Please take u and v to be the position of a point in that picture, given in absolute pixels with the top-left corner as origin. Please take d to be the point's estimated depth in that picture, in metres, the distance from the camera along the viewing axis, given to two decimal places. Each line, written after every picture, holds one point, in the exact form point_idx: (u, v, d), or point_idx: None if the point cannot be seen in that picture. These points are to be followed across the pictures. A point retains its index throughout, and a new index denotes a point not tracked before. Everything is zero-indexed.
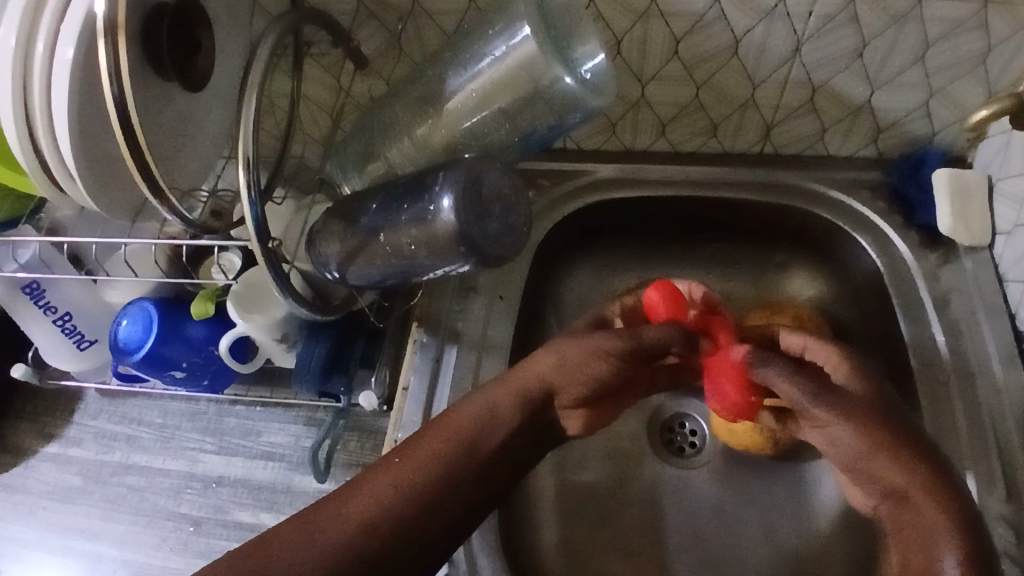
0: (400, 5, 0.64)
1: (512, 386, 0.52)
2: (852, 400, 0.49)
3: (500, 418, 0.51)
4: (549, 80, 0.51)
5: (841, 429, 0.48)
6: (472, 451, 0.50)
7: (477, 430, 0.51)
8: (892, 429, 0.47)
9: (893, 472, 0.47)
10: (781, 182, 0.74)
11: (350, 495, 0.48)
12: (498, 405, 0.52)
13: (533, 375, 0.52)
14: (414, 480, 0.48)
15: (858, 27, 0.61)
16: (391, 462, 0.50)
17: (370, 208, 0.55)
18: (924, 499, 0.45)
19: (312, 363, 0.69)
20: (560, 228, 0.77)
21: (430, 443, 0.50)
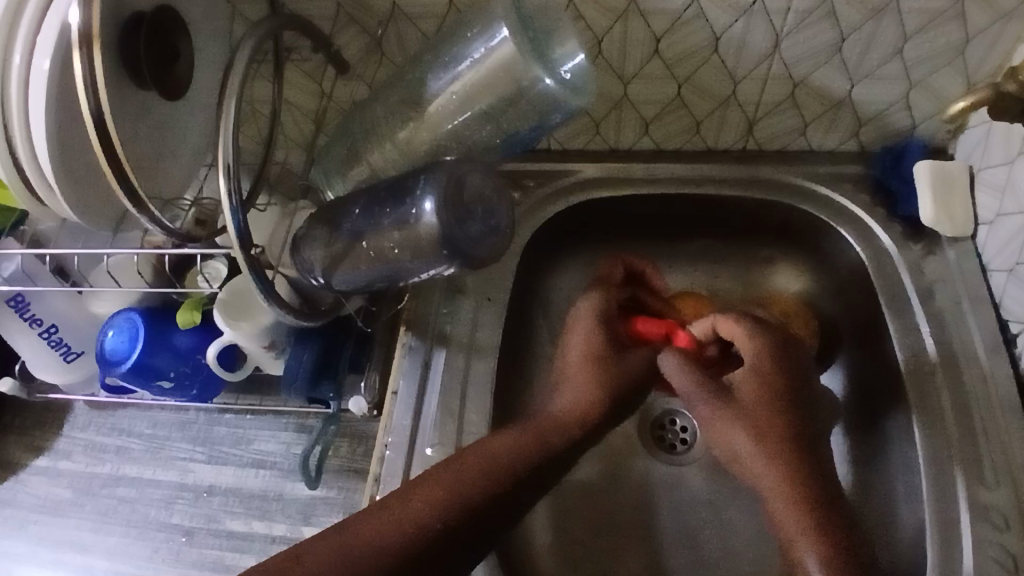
0: (380, 8, 0.64)
1: (559, 417, 0.56)
2: (743, 412, 0.57)
3: (548, 442, 0.54)
4: (530, 82, 0.51)
5: (733, 439, 0.56)
6: (526, 469, 0.52)
7: (530, 448, 0.53)
8: (773, 441, 0.55)
9: (770, 482, 0.54)
10: (764, 178, 0.75)
11: (400, 508, 0.48)
12: (552, 428, 0.55)
13: (573, 403, 0.57)
14: (459, 507, 0.49)
15: (836, 21, 0.62)
16: (444, 475, 0.51)
17: (353, 212, 0.55)
18: (795, 509, 0.53)
19: (301, 370, 0.68)
20: (547, 229, 0.77)
21: (484, 457, 0.52)
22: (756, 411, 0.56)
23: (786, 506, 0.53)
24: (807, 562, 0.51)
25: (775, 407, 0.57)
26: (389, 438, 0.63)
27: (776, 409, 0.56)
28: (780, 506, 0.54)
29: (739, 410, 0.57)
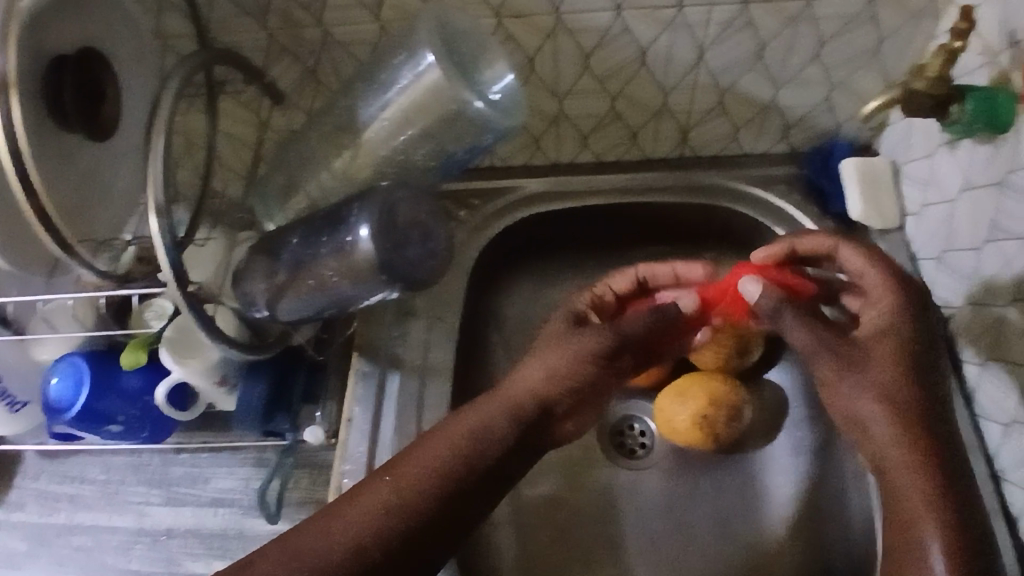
0: (312, 37, 0.65)
1: (506, 403, 0.56)
2: (885, 384, 0.54)
3: (493, 431, 0.54)
4: (459, 105, 0.52)
5: (872, 411, 0.54)
6: (463, 468, 0.53)
7: (463, 452, 0.54)
8: (909, 418, 0.53)
9: (896, 459, 0.52)
10: (701, 183, 0.77)
11: (332, 531, 0.50)
12: (488, 423, 0.55)
13: (523, 394, 0.56)
14: (403, 500, 0.51)
15: (755, 31, 0.64)
16: (372, 495, 0.52)
17: (290, 242, 0.55)
18: (925, 487, 0.51)
19: (252, 404, 0.68)
20: (495, 245, 0.78)
21: (415, 473, 0.52)
22: (906, 384, 0.54)
23: (912, 484, 0.51)
24: (928, 540, 0.49)
25: (919, 381, 0.54)
26: (346, 466, 0.63)
27: (913, 381, 0.54)
28: (908, 481, 0.51)
29: (885, 380, 0.54)
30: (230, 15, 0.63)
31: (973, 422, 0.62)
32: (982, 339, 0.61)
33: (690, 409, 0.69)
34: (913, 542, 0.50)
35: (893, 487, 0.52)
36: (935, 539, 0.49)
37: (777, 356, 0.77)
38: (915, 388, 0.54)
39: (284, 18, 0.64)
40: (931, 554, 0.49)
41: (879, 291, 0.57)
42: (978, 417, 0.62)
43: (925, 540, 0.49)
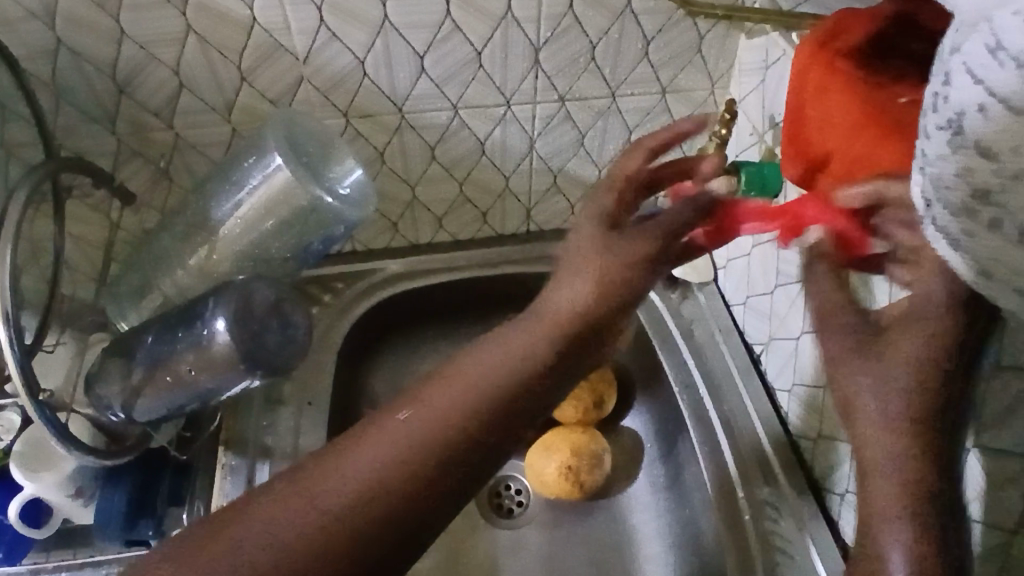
0: (162, 141, 0.68)
1: (423, 403, 0.35)
2: (903, 411, 0.33)
3: (403, 449, 0.34)
4: (311, 200, 0.56)
5: (886, 435, 0.33)
6: (360, 506, 0.33)
7: (361, 483, 0.34)
8: (912, 460, 0.32)
9: (868, 489, 0.33)
10: (548, 254, 0.86)
11: (160, 569, 0.33)
12: (399, 440, 0.35)
13: (456, 389, 0.36)
14: (266, 556, 0.32)
15: (574, 123, 0.75)
16: (207, 555, 0.32)
17: (146, 341, 0.56)
18: (914, 544, 0.32)
19: (113, 512, 0.65)
20: (361, 325, 0.81)
21: (283, 516, 0.33)
22: (922, 404, 0.33)
23: (904, 535, 0.32)
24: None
25: (943, 413, 0.33)
26: None
27: (928, 401, 0.33)
28: (889, 531, 0.32)
29: (922, 410, 0.32)
30: (78, 122, 0.65)
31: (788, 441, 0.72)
32: (786, 368, 0.72)
33: (556, 460, 0.75)
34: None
35: (871, 516, 0.33)
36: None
37: (629, 404, 0.84)
38: (948, 410, 0.33)
39: (133, 125, 0.66)
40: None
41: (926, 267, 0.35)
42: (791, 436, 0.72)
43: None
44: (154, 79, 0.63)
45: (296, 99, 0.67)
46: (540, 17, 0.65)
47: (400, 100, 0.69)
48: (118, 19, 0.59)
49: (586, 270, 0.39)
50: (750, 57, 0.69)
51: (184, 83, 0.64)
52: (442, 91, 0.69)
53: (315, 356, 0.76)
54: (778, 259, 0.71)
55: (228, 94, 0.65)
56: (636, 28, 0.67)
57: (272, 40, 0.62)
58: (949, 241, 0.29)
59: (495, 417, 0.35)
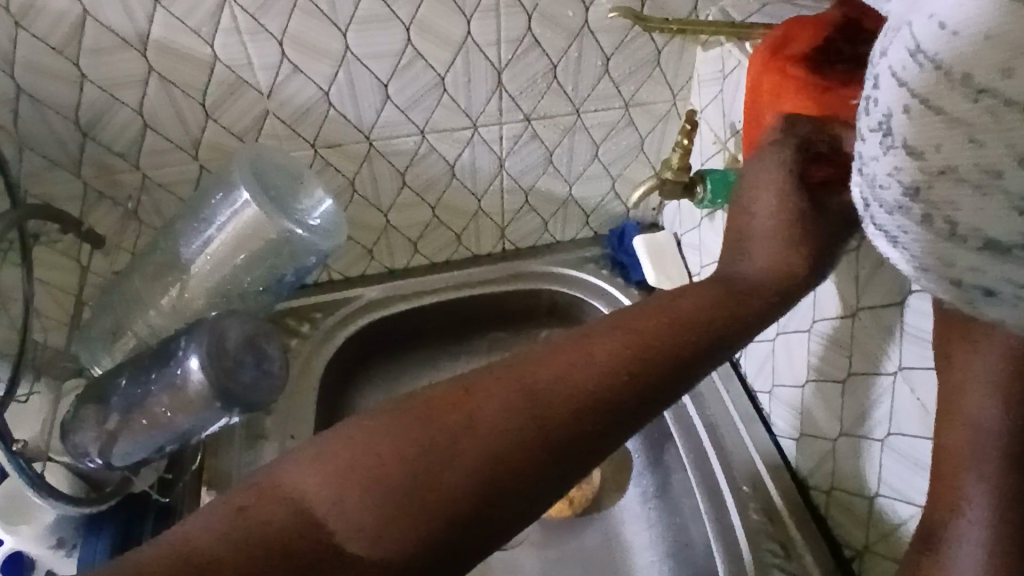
0: (130, 181, 0.68)
1: (635, 326, 0.44)
2: (1005, 400, 0.40)
3: (618, 367, 0.42)
4: (281, 233, 0.56)
5: (992, 416, 0.41)
6: (582, 404, 0.41)
7: (585, 385, 0.41)
8: (1011, 441, 0.40)
9: (960, 453, 0.42)
10: (524, 271, 0.87)
11: (385, 441, 0.39)
12: (618, 354, 0.43)
13: (674, 314, 0.45)
14: (493, 430, 0.40)
15: (541, 141, 0.76)
16: (444, 424, 0.40)
17: (119, 384, 0.55)
18: (1000, 495, 0.40)
19: (94, 564, 0.63)
20: (341, 354, 0.81)
21: (503, 397, 0.41)
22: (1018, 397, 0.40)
23: (993, 487, 0.40)
24: (961, 552, 0.40)
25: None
26: None
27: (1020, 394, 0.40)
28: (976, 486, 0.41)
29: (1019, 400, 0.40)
30: (43, 169, 0.65)
31: (772, 441, 0.73)
32: (765, 369, 0.73)
33: None
34: (942, 539, 0.42)
35: (954, 449, 0.43)
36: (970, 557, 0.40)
37: None
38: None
39: (99, 167, 0.66)
40: (960, 549, 0.41)
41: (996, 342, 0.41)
42: (776, 437, 0.72)
43: (956, 544, 0.41)
44: (117, 122, 0.63)
45: (263, 133, 0.67)
46: (500, 40, 0.66)
47: (367, 128, 0.70)
48: (77, 64, 0.59)
49: (761, 247, 0.46)
50: (708, 68, 0.71)
51: (148, 124, 0.64)
52: (408, 117, 0.70)
53: (295, 389, 0.75)
54: None
55: (193, 132, 0.66)
56: (595, 46, 0.68)
57: (234, 76, 0.62)
58: (888, 239, 0.31)
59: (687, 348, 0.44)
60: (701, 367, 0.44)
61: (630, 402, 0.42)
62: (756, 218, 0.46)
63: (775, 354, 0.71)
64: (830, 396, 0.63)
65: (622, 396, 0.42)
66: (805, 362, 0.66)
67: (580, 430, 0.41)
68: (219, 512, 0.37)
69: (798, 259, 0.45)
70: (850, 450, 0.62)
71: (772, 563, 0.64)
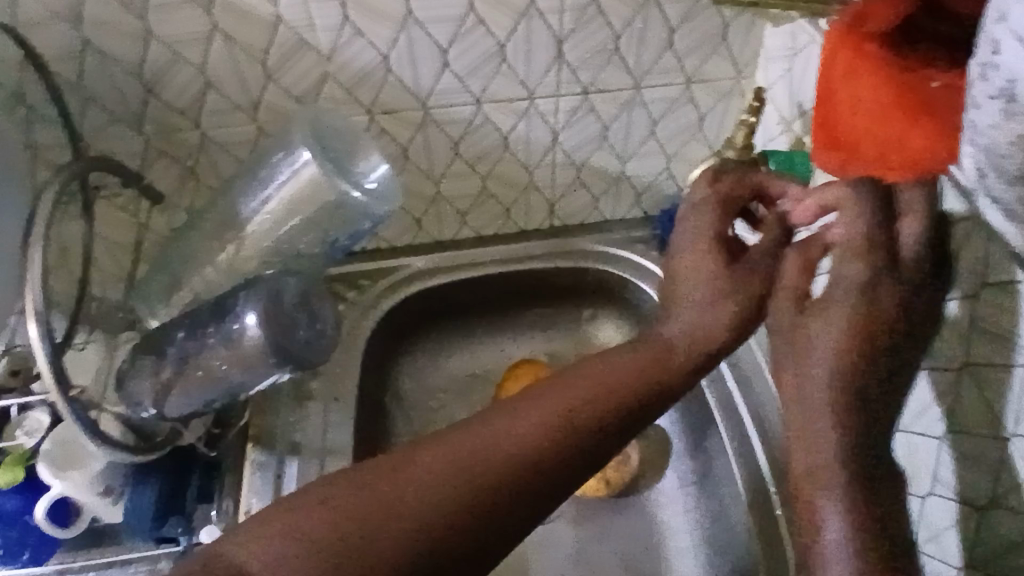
0: (189, 140, 0.69)
1: (564, 395, 0.42)
2: (844, 404, 0.39)
3: (551, 432, 0.41)
4: (338, 196, 0.57)
5: (827, 428, 0.39)
6: (517, 473, 0.40)
7: (515, 451, 0.40)
8: (845, 426, 0.39)
9: (807, 464, 0.39)
10: (571, 248, 0.86)
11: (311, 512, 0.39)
12: (554, 420, 0.41)
13: (603, 378, 0.44)
14: (422, 498, 0.39)
15: (598, 115, 0.74)
16: (375, 487, 0.39)
17: (176, 337, 0.56)
18: (852, 510, 0.38)
19: (144, 511, 0.68)
20: (386, 322, 0.82)
21: (430, 460, 0.40)
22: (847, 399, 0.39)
23: (841, 509, 0.38)
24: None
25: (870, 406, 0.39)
26: None
27: (878, 362, 0.40)
28: (827, 509, 0.38)
29: (855, 399, 0.39)
30: (106, 124, 0.66)
31: (821, 433, 0.71)
32: None
33: None
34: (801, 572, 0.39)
35: (808, 460, 0.39)
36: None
37: None
38: (861, 403, 0.39)
39: (161, 124, 0.67)
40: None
41: (849, 261, 0.41)
42: None
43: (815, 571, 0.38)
44: (180, 80, 0.64)
45: (321, 97, 0.67)
46: (564, 8, 0.64)
47: (423, 96, 0.69)
48: (145, 19, 0.59)
49: (703, 296, 0.46)
50: (776, 44, 0.68)
51: (210, 83, 0.64)
52: (465, 85, 0.69)
53: (341, 355, 0.76)
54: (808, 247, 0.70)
55: (253, 93, 0.66)
56: (660, 16, 0.66)
57: (296, 37, 0.62)
58: (1000, 205, 0.30)
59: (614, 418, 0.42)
60: (622, 434, 0.43)
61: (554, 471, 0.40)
62: (680, 277, 0.47)
63: None
64: None
65: (555, 465, 0.40)
66: None
67: (510, 505, 0.39)
68: (190, 562, 0.39)
69: (719, 317, 0.45)
70: (904, 447, 0.60)
71: None
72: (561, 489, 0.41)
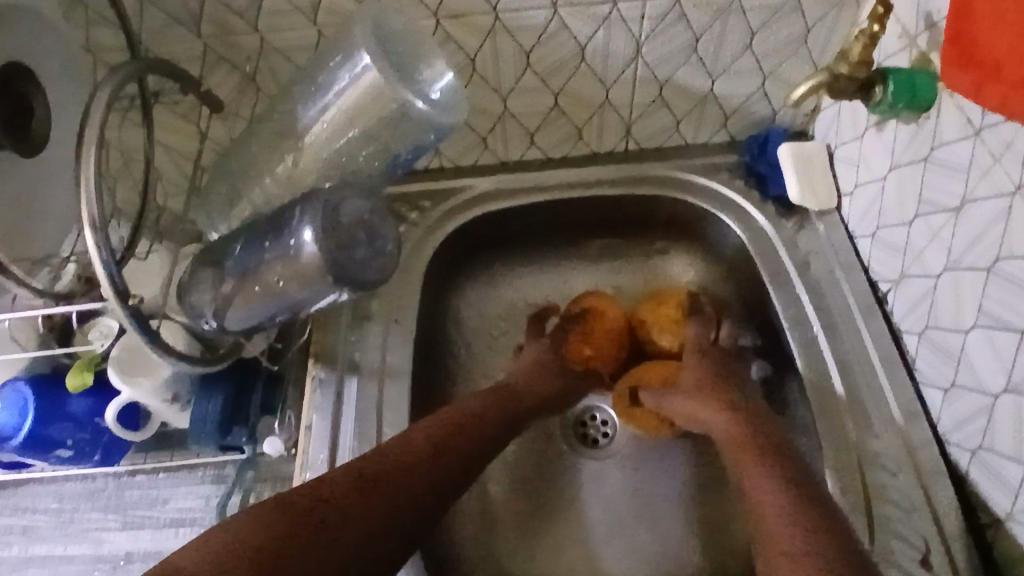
0: (249, 44, 0.65)
1: (451, 412, 0.64)
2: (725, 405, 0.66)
3: (447, 432, 0.62)
4: (401, 103, 0.51)
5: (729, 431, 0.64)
6: (430, 459, 0.59)
7: (432, 445, 0.60)
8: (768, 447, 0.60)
9: (750, 462, 0.59)
10: (647, 174, 0.79)
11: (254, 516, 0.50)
12: (446, 425, 0.62)
13: (468, 409, 0.66)
14: (365, 489, 0.54)
15: (688, 24, 0.66)
16: (321, 487, 0.53)
17: (234, 251, 0.55)
18: (761, 459, 0.58)
19: (208, 418, 0.68)
20: (447, 245, 0.79)
21: (306, 485, 0.53)
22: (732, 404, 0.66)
23: (759, 462, 0.58)
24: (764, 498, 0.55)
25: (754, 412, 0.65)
26: (307, 474, 0.63)
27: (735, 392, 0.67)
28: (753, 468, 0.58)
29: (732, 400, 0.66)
30: (165, 26, 0.63)
31: (914, 388, 0.64)
32: (918, 307, 0.64)
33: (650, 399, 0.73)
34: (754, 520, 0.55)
35: (744, 463, 0.59)
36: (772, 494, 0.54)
37: None
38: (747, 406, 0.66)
39: (221, 25, 0.64)
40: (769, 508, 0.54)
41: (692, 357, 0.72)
42: (918, 383, 0.64)
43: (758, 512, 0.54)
44: None
45: None
46: None
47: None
48: None
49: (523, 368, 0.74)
50: None
51: None
52: None
53: (401, 276, 0.74)
54: (923, 182, 0.61)
55: None
56: None
57: None
58: None
59: (483, 418, 0.66)
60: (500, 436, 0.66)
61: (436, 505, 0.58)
62: (520, 368, 0.74)
63: (935, 291, 0.61)
64: (999, 345, 0.54)
65: (445, 450, 0.60)
66: (974, 308, 0.56)
67: (429, 485, 0.58)
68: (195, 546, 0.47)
69: (518, 378, 0.72)
70: (1013, 410, 0.53)
71: (893, 516, 0.58)
72: (454, 465, 0.61)
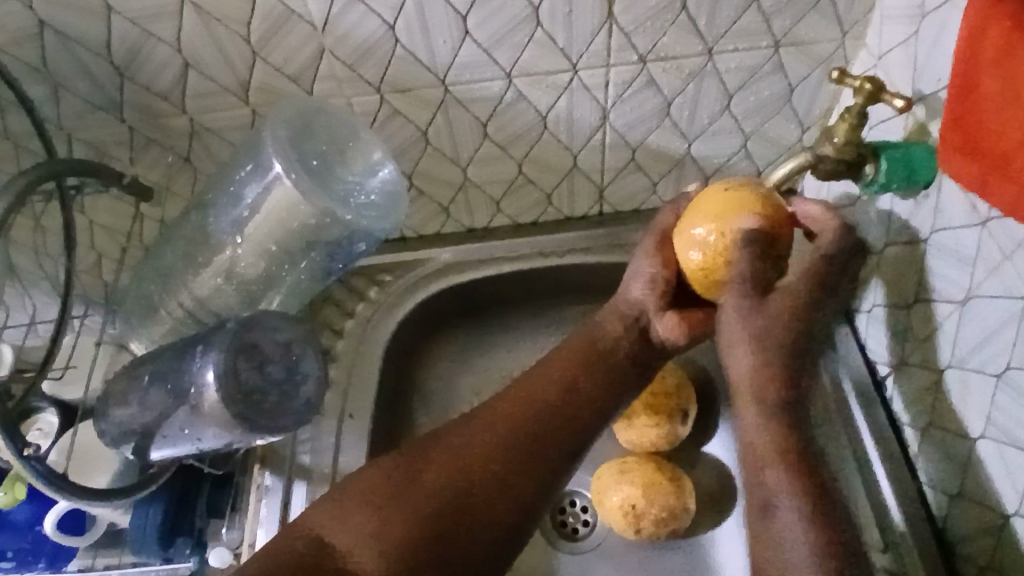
0: (179, 125, 0.60)
1: (542, 382, 0.55)
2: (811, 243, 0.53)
3: (541, 403, 0.54)
4: (324, 212, 0.52)
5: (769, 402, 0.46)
6: (529, 442, 0.52)
7: (526, 429, 0.53)
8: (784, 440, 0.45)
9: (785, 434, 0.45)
10: (625, 239, 0.73)
11: (378, 476, 0.51)
12: (546, 405, 0.54)
13: (565, 381, 0.54)
14: (471, 470, 0.51)
15: (658, 88, 0.60)
16: (434, 452, 0.52)
17: (161, 369, 0.51)
18: (788, 469, 0.44)
19: (148, 528, 0.61)
20: (411, 322, 0.73)
21: (439, 472, 0.51)
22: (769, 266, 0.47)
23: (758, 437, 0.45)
24: (749, 411, 0.46)
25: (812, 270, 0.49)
26: None
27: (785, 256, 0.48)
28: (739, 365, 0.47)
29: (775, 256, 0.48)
30: (84, 111, 0.58)
31: (919, 491, 0.57)
32: (921, 401, 0.57)
33: (624, 492, 0.64)
34: (742, 408, 0.47)
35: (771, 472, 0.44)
36: (751, 412, 0.46)
37: (715, 424, 0.72)
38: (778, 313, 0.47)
39: (147, 109, 0.58)
40: (747, 429, 0.46)
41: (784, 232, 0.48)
42: (922, 484, 0.57)
43: (744, 411, 0.47)
44: (155, 60, 0.54)
45: (320, 74, 0.57)
46: None
47: (442, 70, 0.57)
48: None
49: (629, 320, 0.55)
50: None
51: (190, 63, 0.55)
52: (492, 57, 0.57)
53: (357, 363, 0.67)
54: (923, 266, 0.55)
55: (241, 72, 0.56)
56: None
57: (281, 7, 0.52)
58: None
59: (583, 391, 0.54)
60: (589, 409, 0.54)
61: (577, 449, 0.54)
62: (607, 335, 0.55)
63: (938, 388, 0.55)
64: (1011, 462, 0.48)
65: (543, 425, 0.53)
66: (982, 417, 0.50)
67: (533, 463, 0.52)
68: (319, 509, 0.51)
69: (612, 343, 0.55)
70: None
71: None
72: (566, 447, 0.53)
